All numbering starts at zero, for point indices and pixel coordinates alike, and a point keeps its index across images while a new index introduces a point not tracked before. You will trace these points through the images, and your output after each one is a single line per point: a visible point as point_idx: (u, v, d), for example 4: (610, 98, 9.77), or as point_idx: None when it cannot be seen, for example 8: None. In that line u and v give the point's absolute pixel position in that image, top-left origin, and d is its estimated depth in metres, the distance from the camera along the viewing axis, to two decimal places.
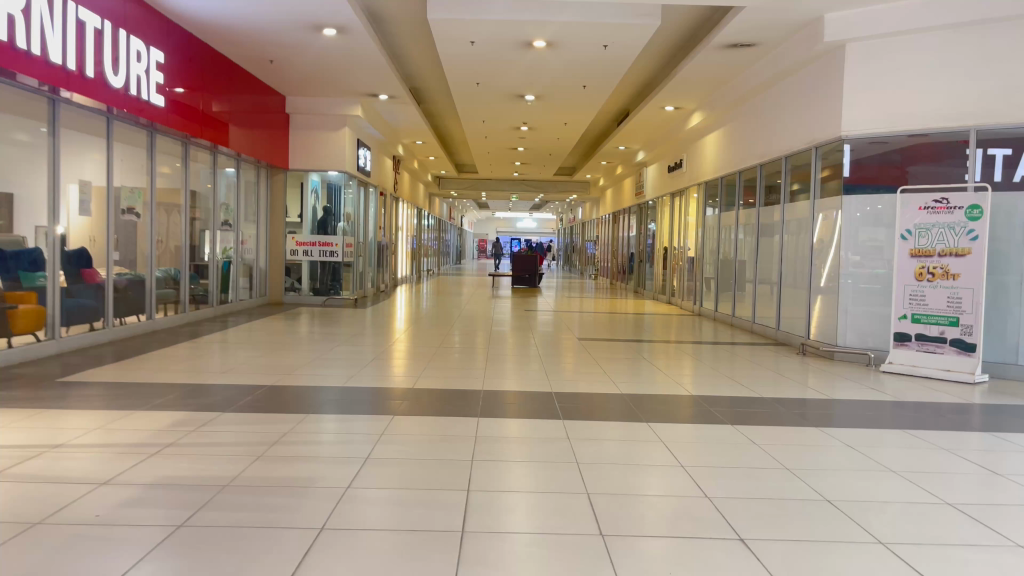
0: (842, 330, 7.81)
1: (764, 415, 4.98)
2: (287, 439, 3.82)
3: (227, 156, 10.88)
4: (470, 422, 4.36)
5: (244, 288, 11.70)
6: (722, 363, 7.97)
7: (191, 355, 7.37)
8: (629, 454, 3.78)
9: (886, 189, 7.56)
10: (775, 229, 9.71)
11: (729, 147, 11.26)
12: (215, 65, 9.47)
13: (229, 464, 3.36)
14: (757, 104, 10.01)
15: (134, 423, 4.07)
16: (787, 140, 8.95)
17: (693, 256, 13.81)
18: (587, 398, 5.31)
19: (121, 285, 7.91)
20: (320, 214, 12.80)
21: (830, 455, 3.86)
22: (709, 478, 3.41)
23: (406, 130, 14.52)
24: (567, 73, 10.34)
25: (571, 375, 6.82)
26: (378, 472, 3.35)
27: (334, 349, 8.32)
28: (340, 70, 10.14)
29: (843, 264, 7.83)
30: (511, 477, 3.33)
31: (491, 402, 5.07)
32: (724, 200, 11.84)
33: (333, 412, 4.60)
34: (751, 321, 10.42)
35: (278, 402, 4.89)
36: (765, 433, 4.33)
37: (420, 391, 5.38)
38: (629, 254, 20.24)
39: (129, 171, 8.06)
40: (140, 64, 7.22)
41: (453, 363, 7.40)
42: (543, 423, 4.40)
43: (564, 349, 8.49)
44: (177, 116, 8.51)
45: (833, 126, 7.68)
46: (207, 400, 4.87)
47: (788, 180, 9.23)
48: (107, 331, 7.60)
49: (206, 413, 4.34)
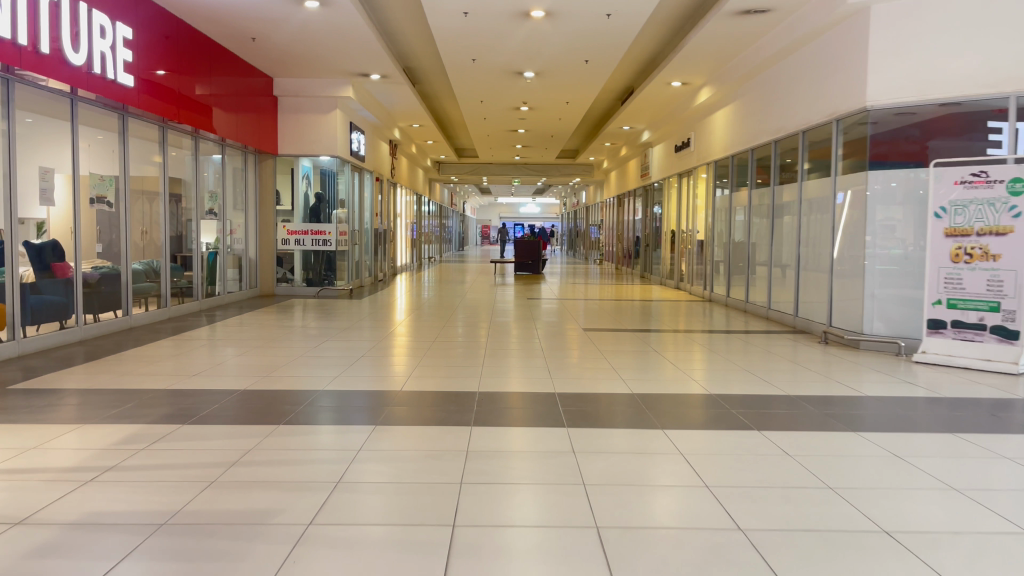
0: (868, 317, 7.24)
1: (796, 415, 4.45)
2: (250, 459, 3.31)
3: (211, 142, 10.33)
4: (464, 433, 3.84)
5: (233, 280, 11.19)
6: (736, 354, 7.46)
7: (168, 354, 6.86)
8: (647, 472, 3.26)
9: (910, 166, 7.02)
10: (791, 209, 9.13)
11: (741, 124, 10.66)
12: (193, 43, 8.90)
13: (173, 495, 2.85)
14: (771, 77, 9.40)
15: (79, 440, 3.58)
16: (805, 114, 8.36)
17: (703, 240, 13.24)
18: (595, 399, 4.79)
19: (93, 280, 7.39)
20: (312, 201, 12.26)
21: (880, 469, 3.33)
22: (741, 505, 2.88)
23: (401, 112, 13.95)
24: (568, 47, 9.77)
25: (577, 370, 6.28)
26: (351, 502, 2.83)
27: (324, 344, 7.80)
28: (327, 47, 9.58)
29: (871, 246, 7.24)
30: (507, 508, 2.81)
31: (489, 405, 4.55)
32: (735, 180, 11.25)
33: (310, 422, 4.09)
34: (767, 307, 9.86)
35: (250, 408, 4.38)
36: (800, 442, 3.80)
37: (410, 393, 4.87)
38: (635, 238, 19.66)
39: (100, 158, 7.51)
40: (105, 40, 6.67)
41: (451, 357, 6.88)
42: (545, 432, 3.88)
43: (568, 341, 7.95)
44: (151, 98, 7.95)
45: (857, 95, 7.10)
46: (170, 408, 4.36)
47: (804, 157, 8.65)
48: (78, 329, 7.08)
49: (164, 426, 3.83)
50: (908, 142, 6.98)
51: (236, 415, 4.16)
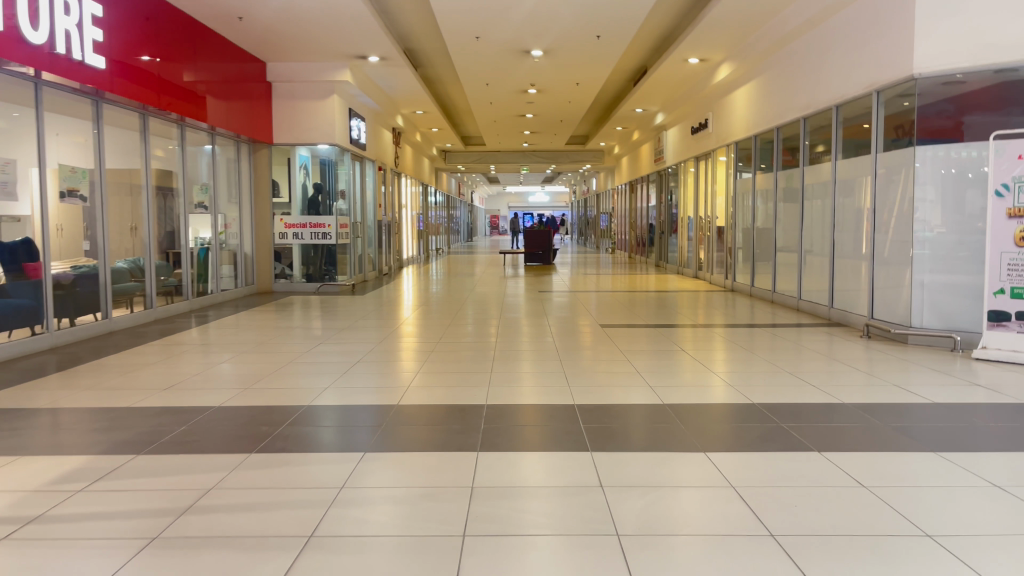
0: (918, 308, 6.56)
1: (855, 428, 3.82)
2: (207, 506, 2.71)
3: (202, 132, 9.74)
4: (469, 462, 3.22)
5: (228, 278, 10.63)
6: (766, 350, 6.82)
7: (150, 359, 6.30)
8: (694, 516, 2.64)
9: (947, 142, 6.40)
10: (823, 191, 8.45)
11: (766, 101, 9.95)
12: (177, 25, 8.30)
13: (97, 564, 2.26)
14: (801, 47, 8.68)
15: (5, 479, 2.99)
16: (841, 86, 7.66)
17: (722, 227, 12.57)
18: (621, 409, 4.17)
19: (66, 280, 6.79)
20: (310, 192, 11.68)
21: (982, 507, 2.72)
22: (822, 564, 2.27)
23: (403, 98, 13.33)
24: (579, 21, 9.10)
25: (596, 370, 5.67)
26: (328, 568, 2.23)
27: (322, 346, 7.20)
28: (320, 27, 8.94)
29: (919, 230, 6.53)
30: (521, 571, 2.21)
31: (500, 420, 3.93)
32: (758, 162, 10.55)
33: (288, 446, 3.48)
34: (797, 298, 9.20)
35: (221, 427, 3.79)
36: (873, 467, 3.16)
37: (408, 407, 4.27)
38: (649, 225, 18.99)
39: (72, 148, 6.92)
40: (70, 17, 6.06)
41: (458, 358, 6.28)
42: (566, 460, 3.26)
43: (583, 338, 7.35)
44: (132, 84, 7.35)
45: (903, 62, 6.40)
46: (130, 432, 3.78)
47: (839, 133, 7.96)
48: (49, 336, 6.49)
49: (115, 457, 3.25)
50: (940, 117, 6.37)
51: (202, 438, 3.56)
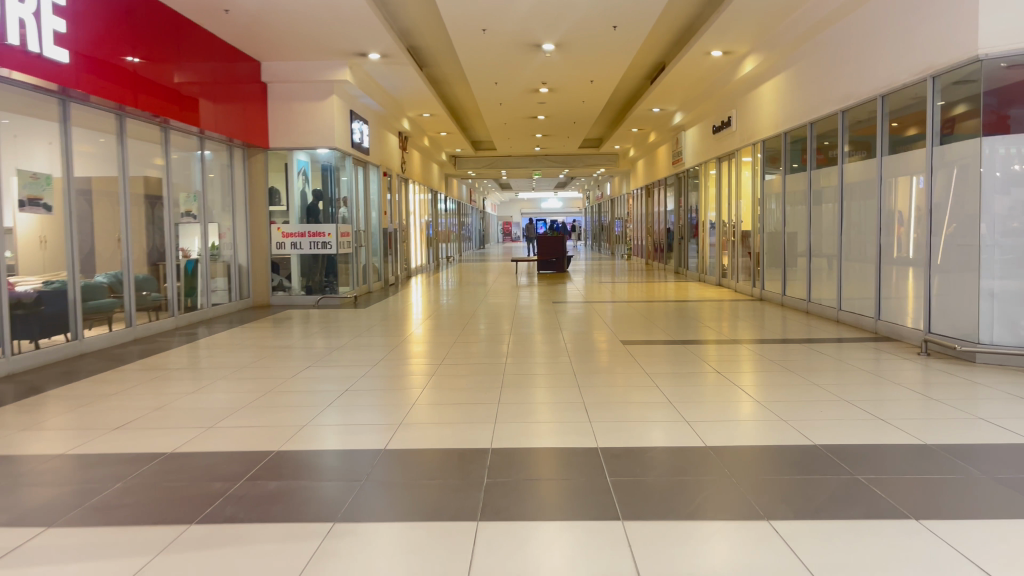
0: (986, 322, 5.78)
1: (954, 479, 3.06)
2: None
3: (191, 135, 9.12)
4: (468, 539, 2.51)
5: (222, 291, 10.00)
6: (807, 368, 6.07)
7: (120, 383, 5.64)
8: None
9: (1014, 135, 5.64)
10: (864, 191, 7.70)
11: (797, 95, 9.19)
12: (160, 20, 7.67)
13: None
14: (838, 34, 7.93)
15: None
16: (888, 72, 6.89)
17: (747, 231, 11.82)
18: (651, 451, 3.46)
19: (28, 299, 6.14)
20: (310, 198, 11.00)
21: None
22: None
23: (409, 99, 12.71)
24: (594, 11, 8.39)
25: (618, 393, 4.95)
26: None
27: (314, 366, 6.53)
28: (314, 21, 8.28)
29: (986, 232, 5.76)
30: None
31: (508, 471, 3.20)
32: (789, 160, 9.79)
33: (246, 510, 2.78)
34: (835, 309, 8.42)
35: (167, 482, 3.11)
36: (1000, 549, 2.40)
37: (398, 449, 3.56)
38: (667, 230, 18.22)
39: (35, 151, 6.26)
40: (24, 4, 5.43)
41: (464, 378, 5.55)
42: (594, 534, 2.54)
43: (601, 355, 6.66)
44: (107, 82, 6.70)
45: (967, 41, 5.63)
46: (53, 489, 3.08)
47: (885, 126, 7.17)
48: (8, 361, 5.84)
49: (16, 535, 2.58)
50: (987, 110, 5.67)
51: (138, 501, 2.88)
